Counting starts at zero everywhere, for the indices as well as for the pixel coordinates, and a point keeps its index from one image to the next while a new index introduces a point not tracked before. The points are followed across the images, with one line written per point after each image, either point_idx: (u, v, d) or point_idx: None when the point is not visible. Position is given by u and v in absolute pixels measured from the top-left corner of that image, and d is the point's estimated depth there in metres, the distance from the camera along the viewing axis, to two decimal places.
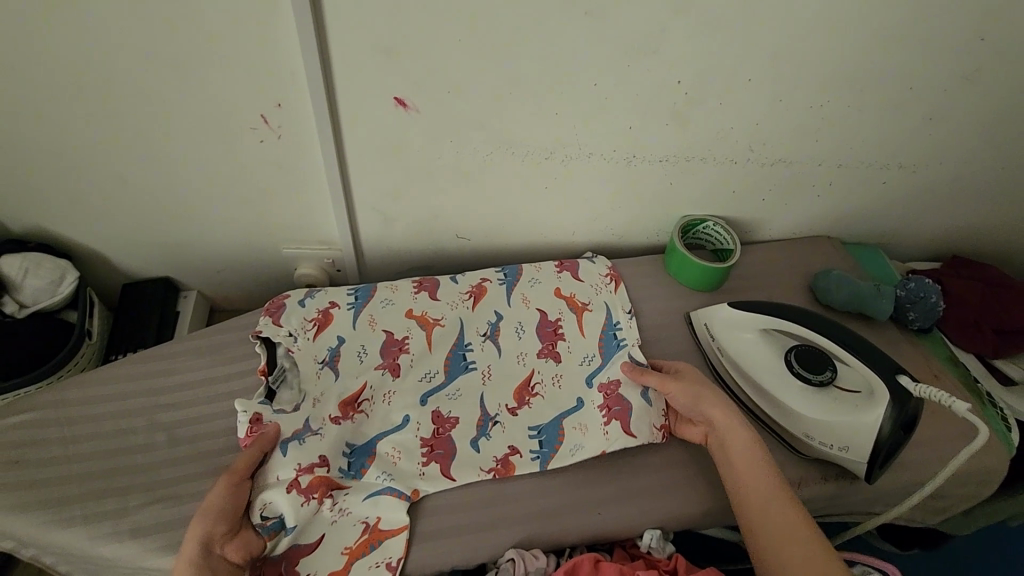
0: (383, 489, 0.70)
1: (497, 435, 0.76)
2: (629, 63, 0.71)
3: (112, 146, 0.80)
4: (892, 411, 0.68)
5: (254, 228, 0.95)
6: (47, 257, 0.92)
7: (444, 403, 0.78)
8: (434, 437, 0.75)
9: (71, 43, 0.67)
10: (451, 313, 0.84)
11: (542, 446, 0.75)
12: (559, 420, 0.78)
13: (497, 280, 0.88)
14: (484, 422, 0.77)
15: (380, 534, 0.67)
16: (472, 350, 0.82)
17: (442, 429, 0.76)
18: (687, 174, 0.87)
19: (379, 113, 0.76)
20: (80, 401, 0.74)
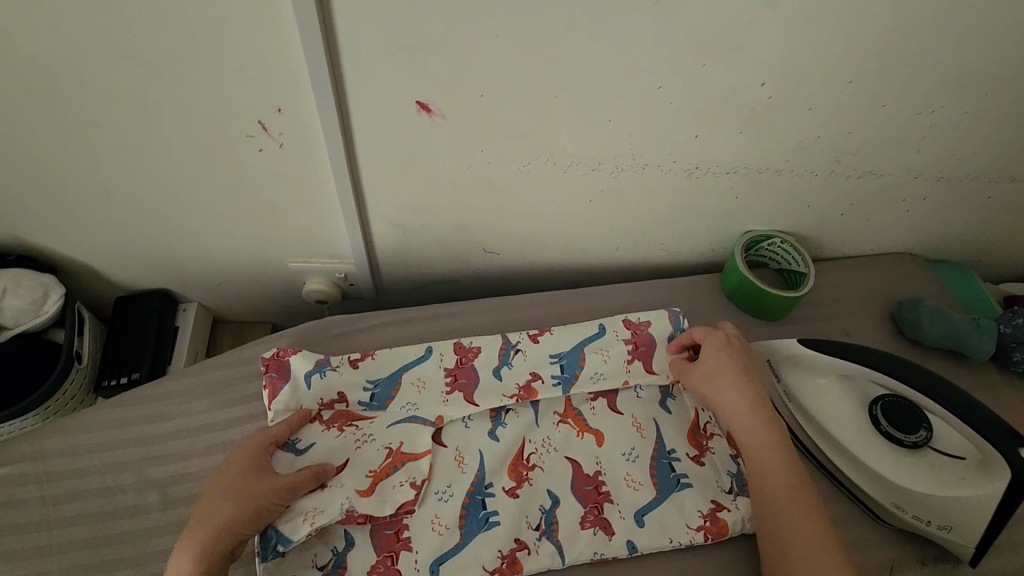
0: (429, 498, 0.64)
1: (519, 364, 0.72)
2: (702, 63, 0.58)
3: (88, 155, 0.69)
4: (1008, 489, 0.55)
5: (257, 241, 0.84)
6: (28, 274, 0.82)
7: (471, 444, 0.68)
8: (458, 367, 0.71)
9: (25, 41, 0.55)
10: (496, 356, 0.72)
11: (563, 371, 0.72)
12: (580, 348, 0.72)
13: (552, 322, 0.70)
14: (505, 350, 0.72)
15: (400, 522, 0.62)
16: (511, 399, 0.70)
17: (465, 358, 0.71)
18: (757, 187, 0.74)
19: (398, 119, 0.63)
20: (62, 453, 0.65)
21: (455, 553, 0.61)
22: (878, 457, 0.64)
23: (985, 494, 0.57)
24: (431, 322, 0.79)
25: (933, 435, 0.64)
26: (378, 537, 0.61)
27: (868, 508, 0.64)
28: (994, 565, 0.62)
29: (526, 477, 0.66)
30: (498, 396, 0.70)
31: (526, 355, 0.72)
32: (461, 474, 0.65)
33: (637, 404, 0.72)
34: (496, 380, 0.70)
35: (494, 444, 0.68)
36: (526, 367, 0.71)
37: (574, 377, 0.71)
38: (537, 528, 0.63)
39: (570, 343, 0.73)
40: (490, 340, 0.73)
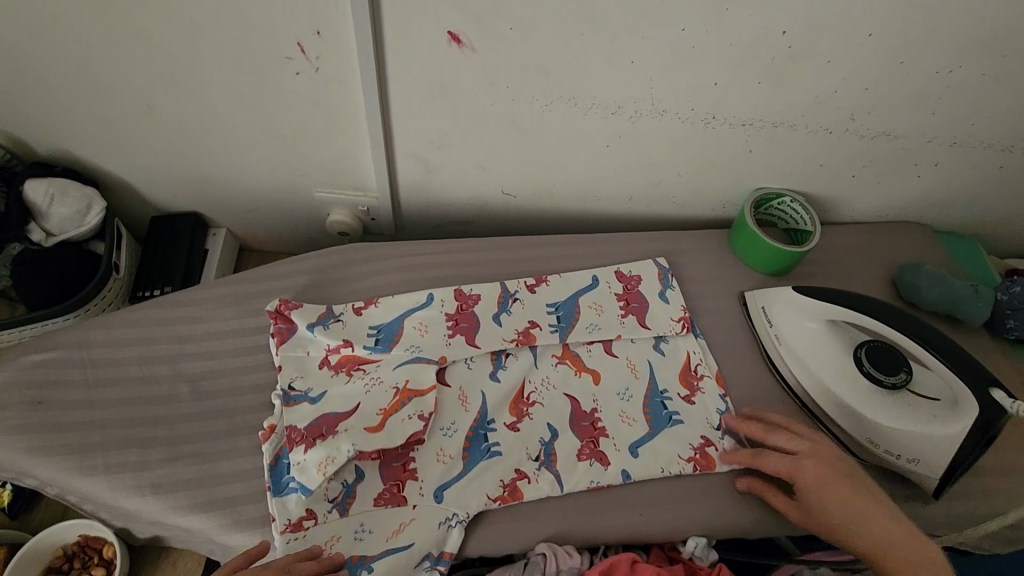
0: (438, 438, 0.66)
1: (518, 312, 0.75)
2: (726, 6, 0.60)
3: (134, 68, 0.73)
4: (973, 426, 0.61)
5: (286, 168, 0.88)
6: (73, 184, 0.87)
7: (474, 384, 0.70)
8: (458, 312, 0.74)
9: None
10: (499, 306, 0.75)
11: (559, 321, 0.75)
12: (576, 298, 0.78)
13: (557, 279, 0.79)
14: (504, 299, 0.76)
15: (410, 457, 0.64)
16: (515, 311, 0.75)
17: (466, 304, 0.75)
18: (771, 142, 0.76)
19: (429, 49, 0.66)
20: (103, 343, 0.70)
21: (457, 480, 0.64)
22: (857, 398, 0.68)
23: (952, 431, 0.62)
24: (499, 250, 0.81)
25: (913, 378, 0.67)
26: (387, 468, 0.63)
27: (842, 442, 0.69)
28: (960, 509, 0.66)
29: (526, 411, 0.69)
30: (500, 339, 0.72)
31: (525, 303, 0.76)
32: (464, 412, 0.68)
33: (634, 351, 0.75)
34: (496, 326, 0.73)
35: (498, 387, 0.70)
36: (525, 314, 0.75)
37: (571, 325, 0.75)
38: (537, 459, 0.67)
39: (565, 295, 0.78)
40: (490, 288, 0.77)
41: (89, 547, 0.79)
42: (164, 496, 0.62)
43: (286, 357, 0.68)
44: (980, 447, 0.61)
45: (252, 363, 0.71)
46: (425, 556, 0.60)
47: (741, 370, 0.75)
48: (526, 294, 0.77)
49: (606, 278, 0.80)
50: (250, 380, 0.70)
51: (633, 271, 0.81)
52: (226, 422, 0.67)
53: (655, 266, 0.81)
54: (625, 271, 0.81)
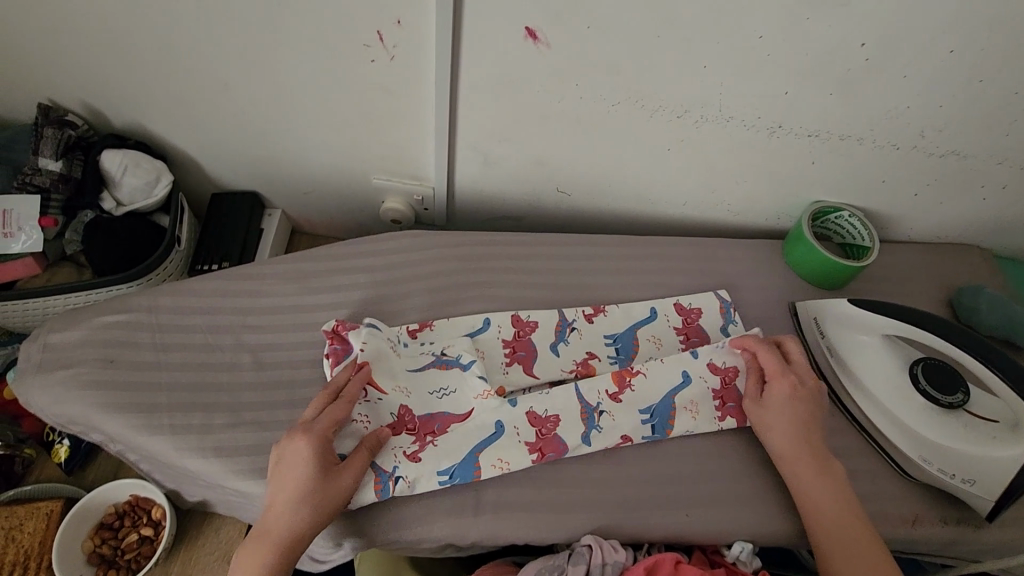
0: (500, 457, 0.64)
1: (576, 342, 0.74)
2: (807, 16, 0.60)
3: (216, 48, 0.76)
4: None
5: (348, 153, 0.90)
6: (145, 157, 0.91)
7: (537, 400, 0.67)
8: (515, 340, 0.73)
9: None
10: (556, 335, 0.74)
11: (618, 353, 0.74)
12: (634, 330, 0.76)
13: (614, 310, 0.77)
14: (562, 327, 0.75)
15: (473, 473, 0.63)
16: (574, 334, 0.75)
17: (523, 331, 0.74)
18: (836, 154, 0.76)
19: (505, 43, 0.68)
20: (171, 310, 0.73)
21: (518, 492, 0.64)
22: (913, 412, 0.66)
23: (1012, 453, 0.61)
24: (553, 245, 0.82)
25: (970, 399, 0.65)
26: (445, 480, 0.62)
27: (893, 459, 0.68)
28: (1013, 536, 0.65)
29: (586, 436, 0.66)
30: (558, 369, 0.72)
31: (582, 333, 0.75)
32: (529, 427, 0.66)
33: (691, 384, 0.70)
34: (555, 356, 0.73)
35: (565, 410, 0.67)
36: (583, 345, 0.74)
37: (629, 359, 0.74)
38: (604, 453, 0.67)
39: (624, 326, 0.76)
40: (548, 315, 0.76)
41: (138, 507, 0.82)
42: (225, 460, 0.64)
43: None
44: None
45: (310, 338, 0.73)
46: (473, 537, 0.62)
47: None
48: (584, 323, 0.76)
49: (664, 310, 0.78)
50: (309, 355, 0.72)
51: (696, 303, 0.79)
52: (285, 394, 0.69)
53: (717, 300, 0.79)
54: (683, 305, 0.79)
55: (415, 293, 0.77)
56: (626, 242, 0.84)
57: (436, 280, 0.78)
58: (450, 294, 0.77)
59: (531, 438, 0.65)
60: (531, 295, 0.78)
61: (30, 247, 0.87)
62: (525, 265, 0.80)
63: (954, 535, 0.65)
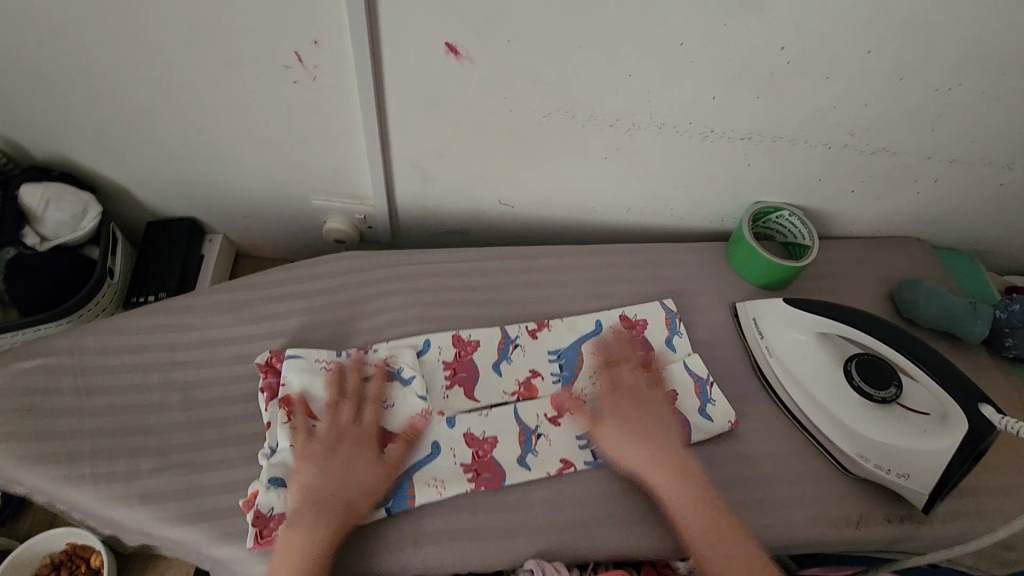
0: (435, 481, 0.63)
1: (519, 360, 0.73)
2: (725, 22, 0.60)
3: (131, 75, 0.73)
4: (963, 440, 0.59)
5: (284, 175, 0.88)
6: (69, 189, 0.87)
7: (476, 422, 0.67)
8: (457, 361, 0.72)
9: None
10: (498, 354, 0.73)
11: (562, 370, 0.73)
12: (579, 344, 0.75)
13: (560, 325, 0.76)
14: (505, 344, 0.73)
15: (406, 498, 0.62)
16: (516, 352, 0.73)
17: (464, 351, 0.72)
18: (769, 156, 0.76)
19: (428, 59, 0.66)
20: (94, 350, 0.70)
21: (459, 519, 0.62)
22: (851, 410, 0.67)
23: (941, 447, 0.61)
24: (495, 260, 0.81)
25: (903, 392, 0.67)
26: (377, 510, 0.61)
27: (831, 455, 0.68)
28: (957, 529, 0.66)
29: (523, 459, 0.66)
30: (500, 391, 0.70)
31: (526, 350, 0.74)
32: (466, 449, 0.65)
33: None
34: (496, 376, 0.71)
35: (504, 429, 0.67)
36: (526, 363, 0.73)
37: (574, 374, 0.72)
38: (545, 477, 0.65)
39: (568, 341, 0.75)
40: (490, 333, 0.74)
41: (76, 556, 0.78)
42: (151, 508, 0.61)
43: (273, 414, 0.65)
44: (972, 465, 0.59)
45: (244, 372, 0.71)
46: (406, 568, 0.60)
47: (738, 385, 0.74)
48: (527, 339, 0.74)
49: (610, 322, 0.77)
50: (242, 390, 0.70)
51: (642, 314, 0.77)
52: (216, 432, 0.66)
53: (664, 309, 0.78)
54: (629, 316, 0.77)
55: (355, 316, 0.75)
56: (570, 253, 0.83)
57: (376, 303, 0.76)
58: (388, 316, 0.75)
59: (467, 459, 0.65)
60: (473, 313, 0.76)
61: None
62: (467, 282, 0.79)
63: (900, 533, 0.65)
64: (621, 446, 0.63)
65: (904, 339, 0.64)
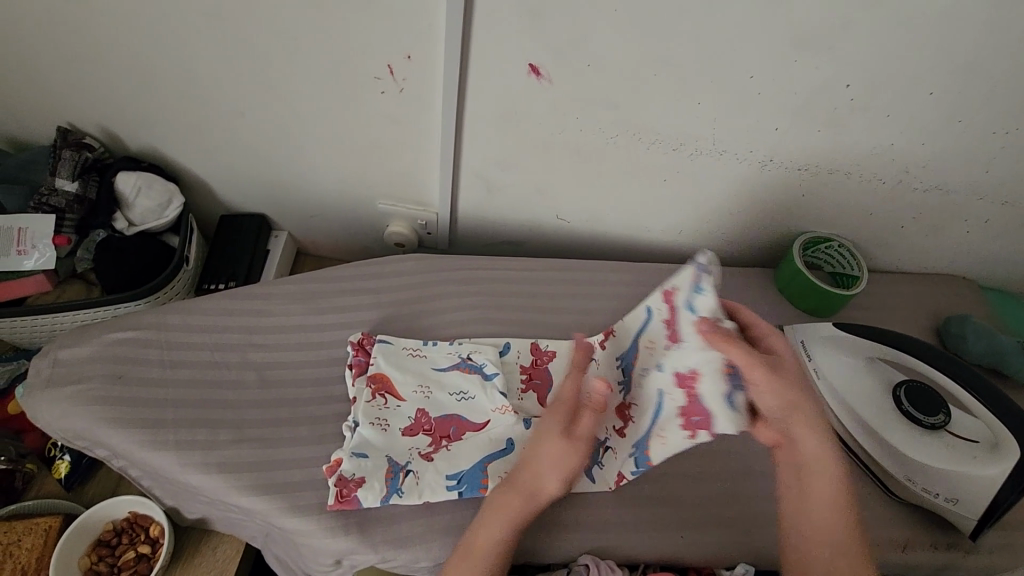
0: (507, 476, 0.66)
1: None
2: (795, 59, 0.64)
3: (233, 78, 0.79)
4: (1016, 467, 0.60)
5: (356, 179, 0.93)
6: (158, 180, 0.94)
7: None
8: (534, 366, 0.75)
9: None
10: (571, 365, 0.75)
11: None
12: None
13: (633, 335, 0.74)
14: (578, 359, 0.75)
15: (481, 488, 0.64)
16: None
17: (542, 359, 0.75)
18: (824, 188, 0.80)
19: (510, 79, 0.71)
20: (179, 327, 0.75)
21: None
22: (896, 433, 0.69)
23: (991, 474, 0.62)
24: (552, 271, 0.85)
25: (951, 420, 0.68)
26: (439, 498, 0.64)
27: (877, 476, 0.69)
28: (1001, 561, 0.67)
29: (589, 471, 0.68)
30: None
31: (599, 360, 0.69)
32: None
33: None
34: None
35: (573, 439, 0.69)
36: None
37: None
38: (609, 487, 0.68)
39: None
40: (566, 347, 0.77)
41: (136, 524, 0.82)
42: (227, 477, 0.65)
43: (361, 389, 0.70)
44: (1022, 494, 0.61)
45: (314, 358, 0.75)
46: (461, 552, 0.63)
47: None
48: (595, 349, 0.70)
49: None
50: (312, 374, 0.74)
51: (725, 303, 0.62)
52: (288, 411, 0.70)
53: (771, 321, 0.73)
54: None
55: (420, 314, 0.79)
56: (623, 269, 0.87)
57: (439, 303, 0.81)
58: (451, 316, 0.79)
59: None
60: (530, 318, 0.80)
61: (43, 264, 0.87)
62: (525, 289, 0.83)
63: (944, 561, 0.66)
64: (802, 439, 0.59)
65: (955, 369, 0.66)
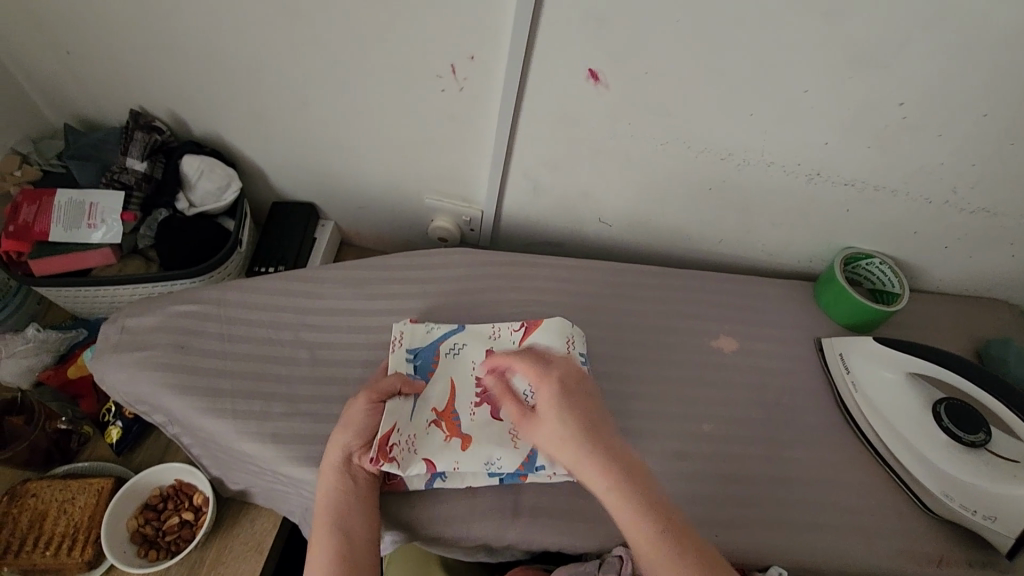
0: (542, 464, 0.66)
1: (613, 364, 0.78)
2: (850, 75, 0.65)
3: (300, 71, 0.83)
4: None
5: (407, 173, 0.97)
6: (220, 164, 0.98)
7: None
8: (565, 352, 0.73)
9: None
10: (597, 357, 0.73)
11: None
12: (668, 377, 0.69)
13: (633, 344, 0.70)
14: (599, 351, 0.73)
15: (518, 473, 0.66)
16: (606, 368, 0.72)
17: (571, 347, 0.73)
18: (869, 204, 0.81)
19: (568, 82, 0.74)
20: (237, 303, 0.78)
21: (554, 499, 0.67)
22: (935, 448, 0.69)
23: None
24: (593, 271, 0.87)
25: (992, 439, 0.68)
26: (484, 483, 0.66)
27: (913, 491, 0.70)
28: None
29: None
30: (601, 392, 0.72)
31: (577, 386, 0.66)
32: None
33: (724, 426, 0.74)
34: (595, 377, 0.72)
35: None
36: (619, 368, 0.78)
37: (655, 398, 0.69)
38: None
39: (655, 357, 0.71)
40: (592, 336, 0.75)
41: (181, 492, 0.85)
42: (281, 447, 0.68)
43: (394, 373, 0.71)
44: None
45: (363, 340, 0.78)
46: (502, 535, 0.65)
47: (819, 415, 0.77)
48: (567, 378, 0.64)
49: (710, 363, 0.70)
50: (361, 356, 0.77)
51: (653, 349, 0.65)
52: (338, 389, 0.73)
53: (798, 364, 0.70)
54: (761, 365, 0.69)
55: (464, 305, 0.82)
56: (663, 273, 0.88)
57: (483, 296, 0.83)
58: (495, 309, 0.82)
59: None
60: (571, 315, 0.82)
61: (110, 237, 0.92)
62: (568, 287, 0.85)
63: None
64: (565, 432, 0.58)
65: (998, 388, 0.66)
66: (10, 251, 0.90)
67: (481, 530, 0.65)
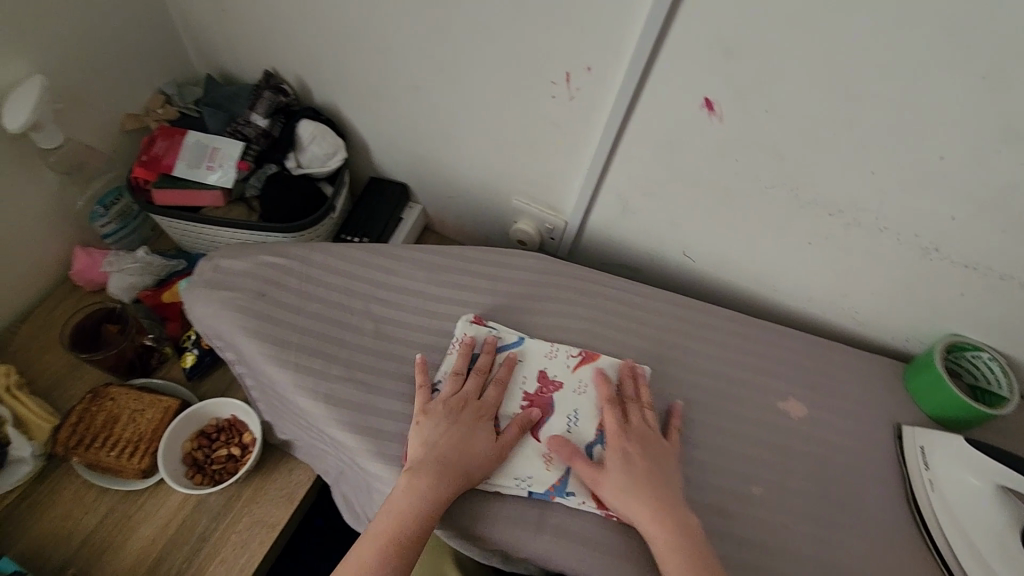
0: (571, 491, 0.65)
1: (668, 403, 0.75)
2: (998, 149, 0.60)
3: (423, 57, 0.86)
4: None
5: (501, 172, 0.98)
6: (331, 133, 1.04)
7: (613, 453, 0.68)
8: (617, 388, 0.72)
9: None
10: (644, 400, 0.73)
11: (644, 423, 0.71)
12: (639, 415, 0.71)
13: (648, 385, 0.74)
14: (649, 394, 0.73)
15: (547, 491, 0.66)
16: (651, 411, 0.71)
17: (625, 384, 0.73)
18: (989, 292, 0.73)
19: (681, 109, 0.72)
20: (320, 265, 0.82)
21: (581, 525, 0.65)
22: None
23: None
24: (667, 303, 0.85)
25: None
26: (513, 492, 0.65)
27: None
28: None
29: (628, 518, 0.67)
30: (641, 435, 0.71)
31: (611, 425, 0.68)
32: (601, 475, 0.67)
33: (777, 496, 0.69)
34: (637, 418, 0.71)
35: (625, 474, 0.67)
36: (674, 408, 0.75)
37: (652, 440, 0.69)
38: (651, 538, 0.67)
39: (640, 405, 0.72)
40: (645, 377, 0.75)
41: (234, 428, 0.91)
42: (331, 409, 0.70)
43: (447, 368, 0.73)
44: None
45: (426, 325, 0.79)
46: (521, 547, 0.64)
47: (884, 509, 0.71)
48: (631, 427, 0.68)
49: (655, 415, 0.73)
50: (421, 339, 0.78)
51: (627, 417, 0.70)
52: (393, 366, 0.75)
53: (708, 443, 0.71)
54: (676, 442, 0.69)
55: (530, 310, 0.82)
56: (740, 321, 0.84)
57: (550, 306, 0.82)
58: (558, 320, 0.81)
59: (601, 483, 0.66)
60: (635, 343, 0.80)
61: (220, 181, 0.98)
62: (637, 314, 0.83)
63: None
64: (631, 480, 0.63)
65: None
66: (140, 179, 0.98)
67: (501, 538, 0.64)
